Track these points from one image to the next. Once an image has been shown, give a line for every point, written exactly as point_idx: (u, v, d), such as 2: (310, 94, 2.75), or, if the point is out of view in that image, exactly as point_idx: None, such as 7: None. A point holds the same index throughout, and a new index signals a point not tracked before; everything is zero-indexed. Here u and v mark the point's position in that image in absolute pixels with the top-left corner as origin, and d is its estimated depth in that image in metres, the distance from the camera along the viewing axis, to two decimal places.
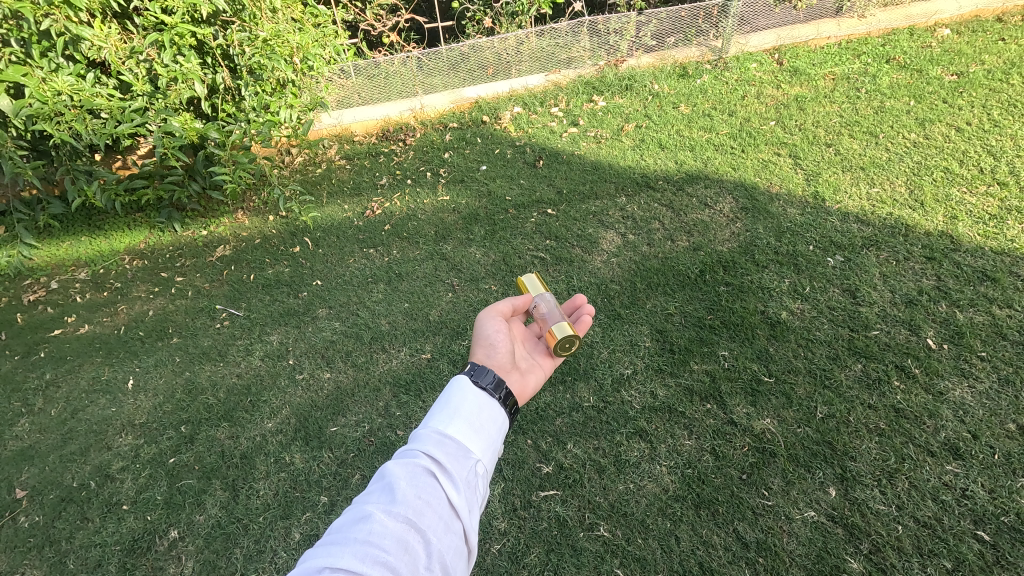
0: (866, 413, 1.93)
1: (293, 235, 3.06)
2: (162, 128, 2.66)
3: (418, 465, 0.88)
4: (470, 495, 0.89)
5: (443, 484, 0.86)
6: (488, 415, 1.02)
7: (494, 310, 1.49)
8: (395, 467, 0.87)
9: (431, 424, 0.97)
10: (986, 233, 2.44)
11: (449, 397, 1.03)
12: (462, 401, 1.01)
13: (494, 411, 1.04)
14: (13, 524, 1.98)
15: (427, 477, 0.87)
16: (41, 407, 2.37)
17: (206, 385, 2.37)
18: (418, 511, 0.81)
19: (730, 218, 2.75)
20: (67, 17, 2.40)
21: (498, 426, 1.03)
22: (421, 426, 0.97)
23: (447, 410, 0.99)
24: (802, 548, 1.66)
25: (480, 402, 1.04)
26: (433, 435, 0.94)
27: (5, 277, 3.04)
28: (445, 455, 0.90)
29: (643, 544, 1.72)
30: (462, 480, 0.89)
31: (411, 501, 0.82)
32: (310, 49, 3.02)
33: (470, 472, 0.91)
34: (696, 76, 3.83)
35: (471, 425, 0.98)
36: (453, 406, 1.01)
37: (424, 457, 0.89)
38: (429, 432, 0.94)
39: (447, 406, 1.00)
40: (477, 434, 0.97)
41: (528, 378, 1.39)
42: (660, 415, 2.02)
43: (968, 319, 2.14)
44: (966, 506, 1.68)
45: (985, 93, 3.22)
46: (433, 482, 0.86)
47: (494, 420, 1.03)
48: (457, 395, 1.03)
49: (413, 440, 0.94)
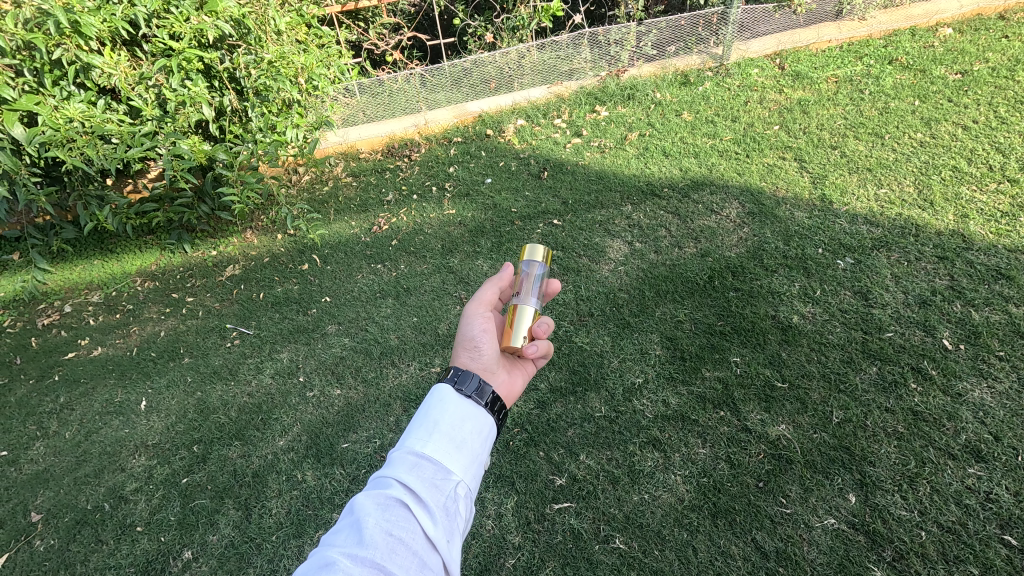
0: (883, 417, 1.90)
1: (302, 253, 3.09)
2: (172, 152, 2.68)
3: (389, 498, 0.85)
4: (449, 524, 0.87)
5: (418, 515, 0.84)
6: (469, 428, 1.00)
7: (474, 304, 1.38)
8: (365, 500, 0.85)
9: (407, 444, 0.95)
10: (998, 230, 2.41)
11: (428, 410, 1.02)
12: (439, 417, 1.00)
13: (477, 423, 1.03)
14: (29, 548, 1.99)
15: (400, 508, 0.85)
16: (56, 430, 2.38)
17: (217, 405, 2.37)
18: (388, 551, 0.79)
19: (737, 223, 2.73)
20: (78, 47, 2.47)
21: (481, 440, 1.02)
22: (397, 448, 0.96)
23: (426, 427, 0.98)
24: (824, 557, 1.63)
25: (464, 414, 1.03)
26: (407, 459, 0.92)
27: (19, 301, 3.07)
28: (419, 481, 0.88)
29: (660, 556, 1.69)
30: (439, 508, 0.87)
31: (380, 541, 0.80)
32: (315, 70, 3.05)
33: (449, 497, 0.89)
34: (698, 84, 3.85)
35: (450, 444, 0.96)
36: (432, 421, 0.99)
37: (397, 486, 0.88)
38: (404, 456, 0.93)
39: (426, 423, 0.98)
40: (458, 453, 0.96)
41: (516, 380, 1.35)
42: (672, 423, 2.00)
43: (984, 318, 2.11)
44: (991, 510, 1.65)
45: (990, 91, 3.20)
46: (407, 512, 0.84)
47: (477, 433, 1.02)
48: (437, 408, 1.02)
49: (387, 465, 0.92)
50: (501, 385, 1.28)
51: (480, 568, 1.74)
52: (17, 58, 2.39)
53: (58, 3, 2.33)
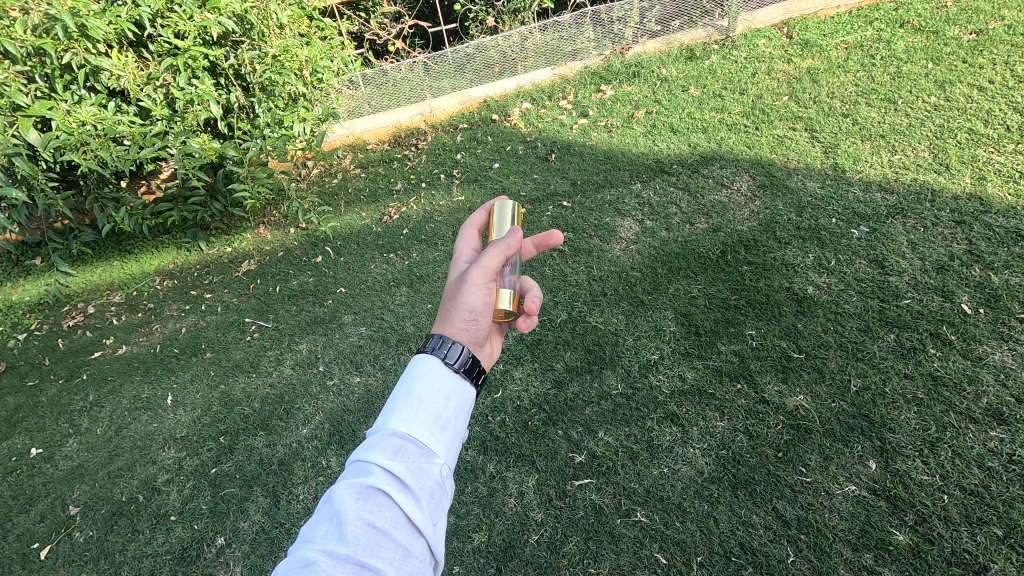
0: (902, 383, 1.89)
1: (315, 246, 3.12)
2: (182, 151, 2.74)
3: (368, 488, 0.85)
4: (434, 508, 0.88)
5: (402, 502, 0.84)
6: (450, 406, 1.02)
7: (478, 269, 1.23)
8: (345, 490, 0.85)
9: (389, 426, 0.95)
10: (1017, 192, 2.37)
11: (410, 385, 1.02)
12: (420, 394, 1.00)
13: (460, 399, 1.05)
14: (70, 539, 2.06)
15: (381, 496, 0.84)
16: (88, 426, 2.45)
17: (241, 396, 2.43)
18: (371, 544, 0.78)
19: (748, 197, 2.71)
20: (87, 50, 2.50)
21: (463, 417, 1.04)
22: (377, 430, 0.95)
23: (409, 406, 0.98)
24: (845, 523, 1.64)
25: (448, 389, 1.04)
26: (388, 444, 0.92)
27: (44, 305, 3.15)
28: (402, 467, 0.89)
29: (681, 527, 1.72)
30: (423, 492, 0.88)
31: (362, 534, 0.79)
32: (319, 62, 3.10)
33: (433, 481, 0.91)
34: (704, 58, 3.79)
35: (430, 425, 0.96)
36: (414, 398, 0.99)
37: (378, 473, 0.87)
38: (385, 439, 0.93)
39: (407, 402, 0.99)
40: (440, 433, 0.97)
41: (492, 349, 1.34)
42: (690, 398, 2.01)
43: (1004, 281, 2.08)
44: (1014, 472, 1.64)
45: (1007, 49, 3.12)
46: (389, 501, 0.84)
47: (458, 411, 1.04)
48: (421, 383, 1.02)
49: (367, 449, 0.92)
50: (483, 358, 1.27)
51: (505, 545, 1.78)
52: (28, 64, 2.41)
53: (65, 7, 2.34)
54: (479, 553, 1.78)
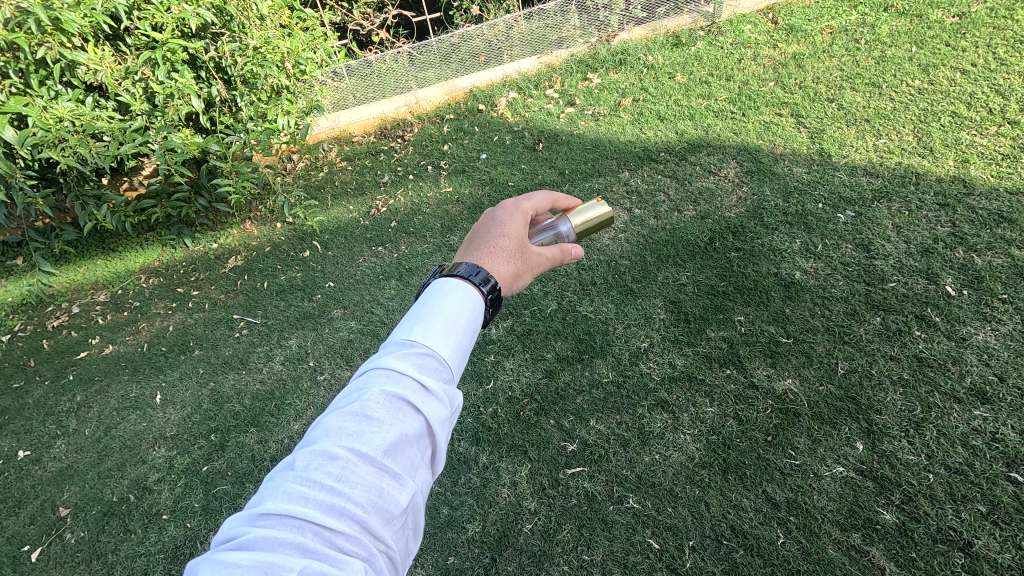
0: (888, 365, 1.92)
1: (302, 240, 3.09)
2: (163, 146, 2.69)
3: (398, 394, 0.81)
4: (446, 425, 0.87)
5: (427, 416, 0.82)
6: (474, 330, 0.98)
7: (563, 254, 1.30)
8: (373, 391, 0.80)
9: (418, 335, 0.89)
10: (999, 173, 2.39)
11: (441, 298, 0.97)
12: (452, 310, 0.95)
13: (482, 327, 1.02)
14: (61, 541, 2.05)
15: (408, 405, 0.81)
16: (76, 427, 2.43)
17: (231, 393, 2.41)
18: (395, 452, 0.76)
19: (735, 183, 2.72)
20: (62, 44, 2.44)
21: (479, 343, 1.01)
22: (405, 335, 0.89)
23: (442, 320, 0.93)
24: (833, 504, 1.66)
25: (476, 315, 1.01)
26: (417, 354, 0.87)
27: (28, 305, 3.10)
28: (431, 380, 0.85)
29: (673, 512, 1.73)
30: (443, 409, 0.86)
31: (391, 439, 0.76)
32: (301, 54, 3.02)
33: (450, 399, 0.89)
34: (690, 44, 3.77)
35: (460, 343, 0.92)
36: (446, 315, 0.94)
37: (408, 380, 0.83)
38: (415, 347, 0.88)
39: (440, 316, 0.93)
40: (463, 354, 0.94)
41: None
42: (680, 384, 2.02)
43: (987, 263, 2.11)
44: (997, 450, 1.67)
45: (989, 32, 3.14)
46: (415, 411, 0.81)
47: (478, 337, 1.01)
48: (452, 301, 0.97)
49: (394, 354, 0.86)
50: None
51: (499, 534, 1.79)
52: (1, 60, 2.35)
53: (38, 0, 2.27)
54: (473, 543, 1.79)
